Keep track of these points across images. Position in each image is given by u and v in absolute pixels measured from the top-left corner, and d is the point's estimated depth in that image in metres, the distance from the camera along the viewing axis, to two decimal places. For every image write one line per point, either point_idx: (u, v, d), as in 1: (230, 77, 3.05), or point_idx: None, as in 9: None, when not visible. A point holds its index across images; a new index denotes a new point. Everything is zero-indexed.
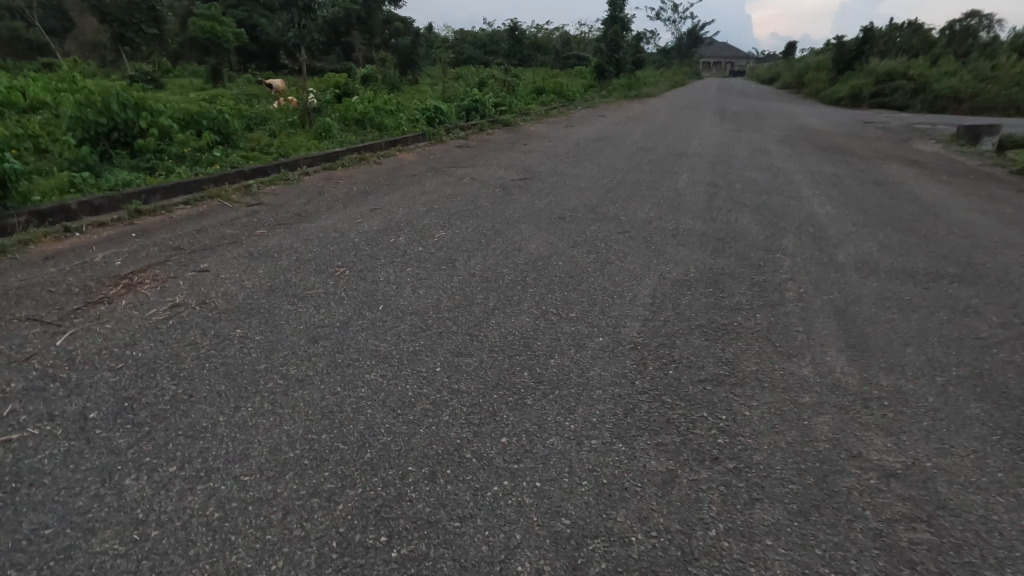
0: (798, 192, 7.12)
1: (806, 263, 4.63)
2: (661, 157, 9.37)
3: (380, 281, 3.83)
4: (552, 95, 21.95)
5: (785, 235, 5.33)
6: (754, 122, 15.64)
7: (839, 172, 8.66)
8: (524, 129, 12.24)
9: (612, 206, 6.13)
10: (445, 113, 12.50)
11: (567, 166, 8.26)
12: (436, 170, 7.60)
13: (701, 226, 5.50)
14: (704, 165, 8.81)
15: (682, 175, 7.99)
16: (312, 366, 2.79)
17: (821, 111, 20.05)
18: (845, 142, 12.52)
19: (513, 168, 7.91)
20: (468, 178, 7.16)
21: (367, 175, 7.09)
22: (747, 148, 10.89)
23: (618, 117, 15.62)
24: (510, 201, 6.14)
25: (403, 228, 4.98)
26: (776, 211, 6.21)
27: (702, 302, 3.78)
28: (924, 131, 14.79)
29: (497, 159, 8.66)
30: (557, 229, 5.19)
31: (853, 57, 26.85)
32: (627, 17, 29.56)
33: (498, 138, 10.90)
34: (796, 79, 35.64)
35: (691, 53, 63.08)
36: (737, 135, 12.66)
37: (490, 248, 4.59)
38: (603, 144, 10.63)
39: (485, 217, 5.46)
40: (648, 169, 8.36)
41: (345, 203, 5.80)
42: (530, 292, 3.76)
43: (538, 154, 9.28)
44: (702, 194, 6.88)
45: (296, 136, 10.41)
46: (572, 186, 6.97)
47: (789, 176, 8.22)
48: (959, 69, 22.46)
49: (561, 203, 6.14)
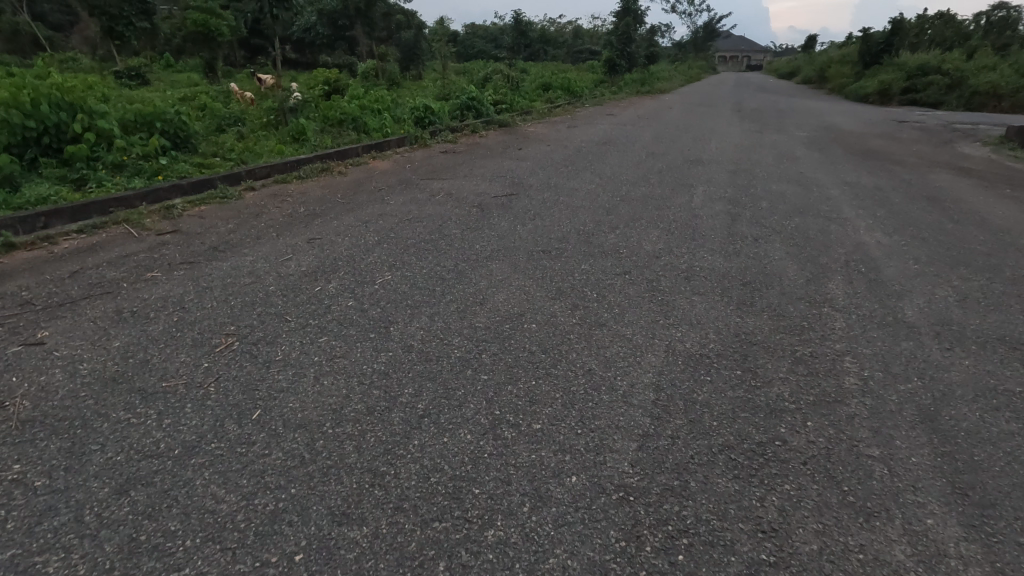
0: (839, 213, 5.93)
1: (862, 324, 3.48)
2: (675, 166, 8.16)
3: (276, 362, 2.77)
4: (559, 91, 20.71)
5: (830, 278, 4.18)
6: (777, 121, 14.32)
7: (882, 184, 7.43)
8: (522, 131, 11.10)
9: (610, 233, 4.99)
10: (434, 113, 11.38)
11: (564, 177, 7.10)
12: (409, 183, 6.51)
13: (723, 265, 4.35)
14: (724, 176, 7.59)
15: (698, 189, 6.79)
16: (94, 550, 1.72)
17: (848, 109, 18.62)
18: (881, 145, 11.21)
19: (499, 180, 6.79)
20: (444, 193, 6.07)
21: (324, 190, 6.03)
22: (771, 153, 9.65)
23: (628, 116, 14.38)
24: (486, 226, 5.05)
25: (342, 269, 3.94)
26: (815, 240, 5.04)
27: (726, 398, 2.67)
28: (966, 132, 13.42)
29: (484, 168, 7.53)
30: (537, 268, 4.11)
31: (881, 51, 25.27)
32: (640, 9, 28.15)
33: (491, 142, 9.76)
34: (818, 74, 34.07)
35: (707, 47, 61.33)
36: (759, 138, 11.38)
37: (446, 298, 3.55)
38: (609, 149, 9.42)
39: (451, 250, 4.39)
40: (659, 181, 7.16)
41: (283, 228, 4.74)
42: (482, 382, 2.67)
43: (533, 161, 8.14)
44: (722, 216, 5.71)
45: (265, 139, 9.36)
46: (565, 205, 5.82)
47: (825, 189, 7.01)
48: (998, 63, 20.89)
49: (549, 228, 5.03)
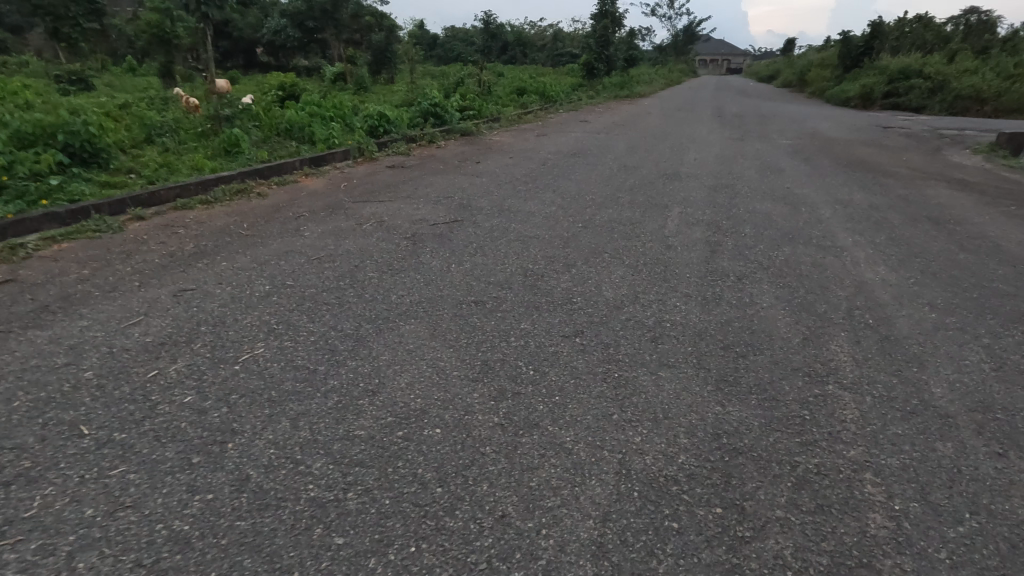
0: (833, 241, 5.14)
1: (880, 411, 2.63)
2: (650, 181, 7.33)
3: (23, 522, 1.83)
4: (534, 96, 19.86)
5: (831, 336, 3.35)
6: (758, 128, 13.64)
7: (878, 202, 6.66)
8: (485, 140, 10.22)
9: (565, 274, 4.11)
10: (390, 122, 10.42)
11: (522, 197, 6.22)
12: (337, 207, 5.58)
13: (699, 319, 3.50)
14: (703, 193, 6.77)
15: (674, 210, 5.95)
16: None
17: (831, 114, 18.08)
18: (869, 154, 10.53)
19: (446, 202, 5.88)
20: (374, 221, 5.16)
21: (231, 217, 5.08)
22: (752, 164, 8.89)
23: (602, 123, 13.59)
24: (414, 265, 4.14)
25: (203, 337, 3.01)
26: (810, 278, 4.21)
27: (702, 567, 1.80)
28: (955, 139, 12.84)
29: (431, 186, 6.60)
30: (464, 329, 3.22)
31: (861, 54, 24.87)
32: (618, 12, 27.44)
33: (448, 154, 8.85)
34: (797, 77, 33.75)
35: (688, 51, 61.15)
36: (740, 147, 10.64)
37: (328, 384, 2.63)
38: (578, 160, 8.57)
39: (359, 303, 3.47)
40: (630, 200, 6.32)
41: (154, 275, 3.80)
42: (332, 554, 1.76)
43: (489, 176, 7.22)
44: (699, 246, 4.87)
45: (192, 152, 8.34)
46: (516, 235, 4.92)
47: (813, 209, 6.25)
48: (980, 67, 20.52)
49: (490, 268, 4.13)
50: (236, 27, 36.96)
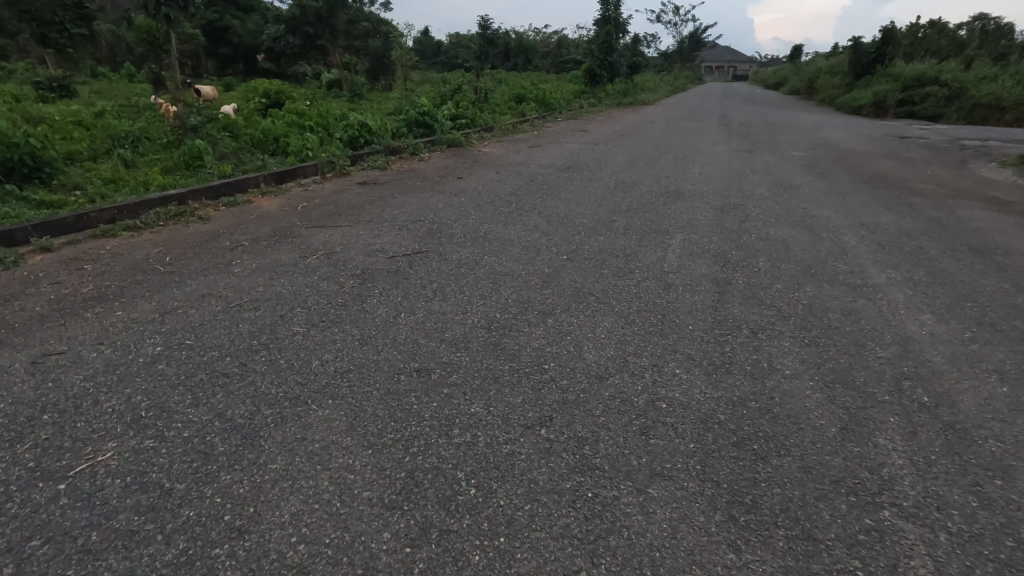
0: (863, 278, 4.36)
1: (964, 564, 1.85)
2: (650, 200, 6.56)
3: None
4: (532, 103, 19.14)
5: (877, 425, 2.58)
6: (768, 139, 12.89)
7: (909, 226, 5.86)
8: (474, 152, 9.51)
9: (540, 327, 3.35)
10: (372, 132, 9.71)
11: (502, 221, 5.46)
12: (287, 234, 4.84)
13: (704, 397, 2.73)
14: (709, 216, 5.98)
15: (676, 238, 5.18)
16: None
17: (843, 123, 17.29)
18: (890, 168, 9.75)
19: (414, 227, 5.13)
20: (323, 253, 4.42)
21: (157, 248, 4.35)
22: (763, 180, 8.11)
23: (602, 133, 12.86)
24: (355, 315, 3.39)
25: (42, 431, 2.26)
26: (841, 333, 3.43)
27: None
28: (979, 151, 12.05)
29: (402, 207, 5.86)
30: (396, 415, 2.46)
31: (872, 61, 24.05)
32: (621, 19, 26.74)
33: (430, 167, 8.12)
34: (806, 84, 33.00)
35: (693, 58, 60.55)
36: (749, 160, 9.87)
37: (181, 519, 1.87)
38: (572, 175, 7.81)
39: (270, 375, 2.72)
40: (627, 224, 5.55)
41: (27, 329, 3.06)
42: None
43: (470, 194, 6.48)
44: (705, 286, 4.09)
45: (150, 165, 7.65)
46: (487, 272, 4.16)
47: (836, 235, 5.47)
48: (998, 74, 19.72)
49: (448, 319, 3.38)
50: (235, 33, 36.63)
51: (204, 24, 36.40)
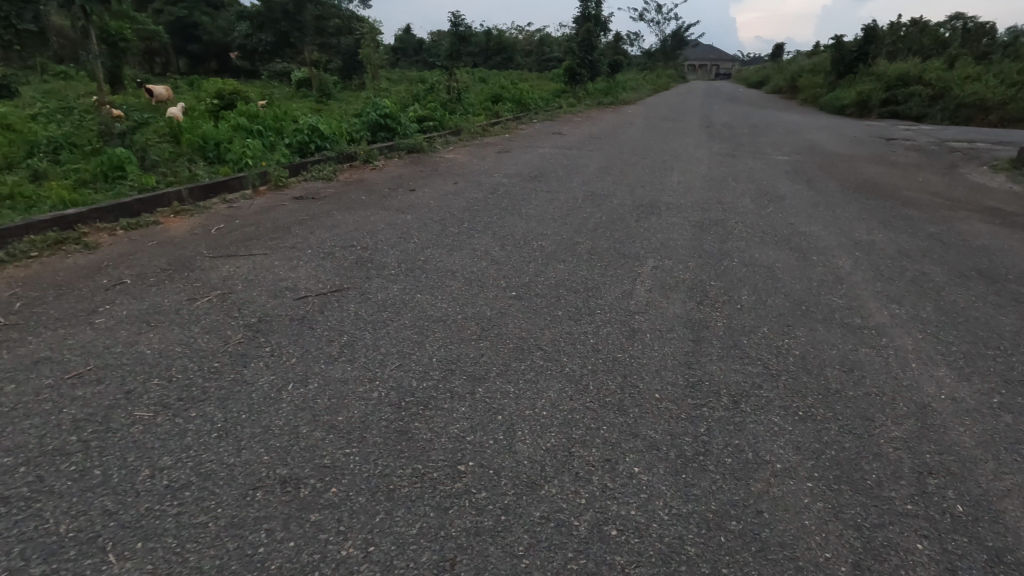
0: (863, 317, 3.70)
1: None
2: (622, 217, 5.86)
3: None
4: (508, 104, 18.40)
5: (901, 558, 1.89)
6: (752, 142, 12.30)
7: (908, 245, 5.25)
8: (436, 159, 8.76)
9: (467, 399, 2.64)
10: (325, 137, 8.92)
11: (447, 246, 4.74)
12: (183, 267, 4.05)
13: (669, 516, 2.02)
14: (686, 236, 5.32)
15: (646, 265, 4.49)
16: None
17: (827, 123, 16.79)
18: (879, 174, 9.19)
19: (341, 256, 4.38)
20: (219, 292, 3.64)
21: (14, 289, 3.56)
22: (746, 189, 7.47)
23: (578, 136, 12.18)
24: (231, 386, 2.65)
25: None
26: (842, 398, 2.78)
27: None
28: (969, 154, 11.56)
29: (336, 228, 5.09)
30: (232, 567, 1.73)
31: (855, 60, 23.64)
32: (602, 17, 26.04)
33: (382, 177, 7.36)
34: (788, 83, 32.68)
35: (676, 56, 60.25)
36: (732, 166, 9.24)
37: None
38: (538, 186, 7.09)
39: (72, 495, 1.97)
40: (592, 247, 4.85)
41: None
42: None
43: (419, 211, 5.74)
44: (678, 332, 3.41)
45: (63, 177, 6.78)
46: (416, 316, 3.45)
47: (827, 259, 4.83)
48: (982, 73, 19.41)
49: (348, 391, 2.64)
50: (205, 30, 35.34)
51: (172, 20, 35.06)
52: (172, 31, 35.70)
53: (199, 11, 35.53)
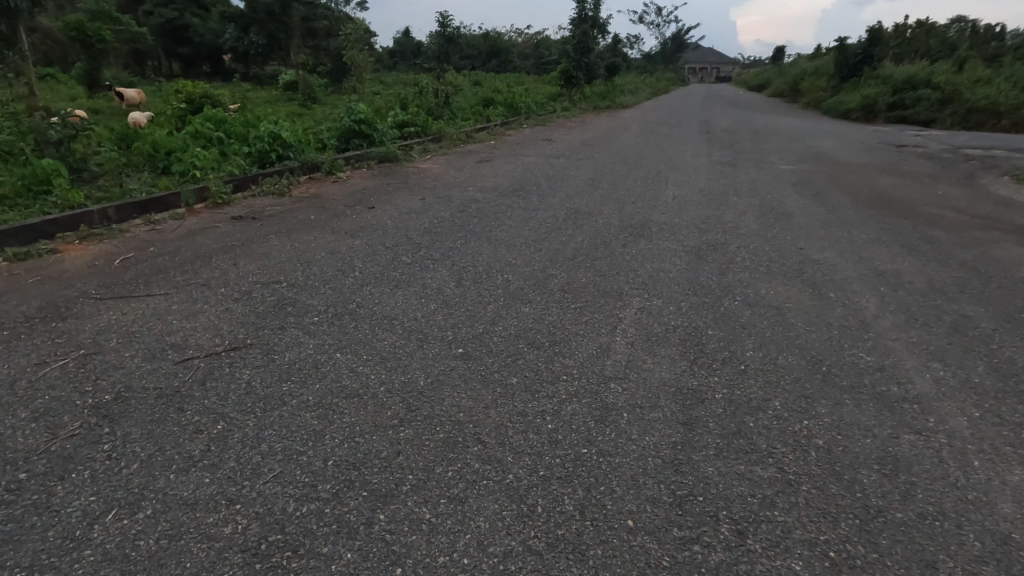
0: (899, 384, 2.94)
1: None
2: (605, 241, 5.09)
3: None
4: (499, 108, 17.64)
5: None
6: (754, 149, 11.54)
7: (939, 277, 4.48)
8: (409, 169, 8.02)
9: (360, 534, 1.88)
10: (288, 145, 8.17)
11: (393, 281, 3.98)
12: (55, 313, 3.28)
13: None
14: (679, 266, 4.55)
15: (629, 309, 3.72)
16: None
17: (833, 129, 16.04)
18: (894, 185, 8.42)
19: (259, 297, 3.61)
20: (82, 352, 2.87)
21: None
22: (747, 205, 6.71)
23: (569, 143, 11.43)
24: (25, 517, 1.87)
25: None
26: (886, 526, 2.01)
27: None
28: (987, 162, 10.81)
29: (266, 257, 4.32)
30: None
31: (859, 62, 22.90)
32: (600, 18, 25.27)
33: (341, 192, 6.59)
34: (790, 87, 31.98)
35: (676, 59, 59.55)
36: (733, 177, 8.48)
37: None
38: (514, 202, 6.33)
39: None
40: (567, 282, 4.09)
41: None
42: None
43: (371, 234, 4.98)
44: (662, 411, 2.64)
45: None
46: (325, 387, 2.68)
47: (846, 297, 4.07)
48: (992, 76, 18.68)
49: (192, 523, 1.88)
50: (195, 32, 34.60)
51: (161, 22, 34.36)
52: (162, 33, 35.00)
53: (190, 14, 34.86)
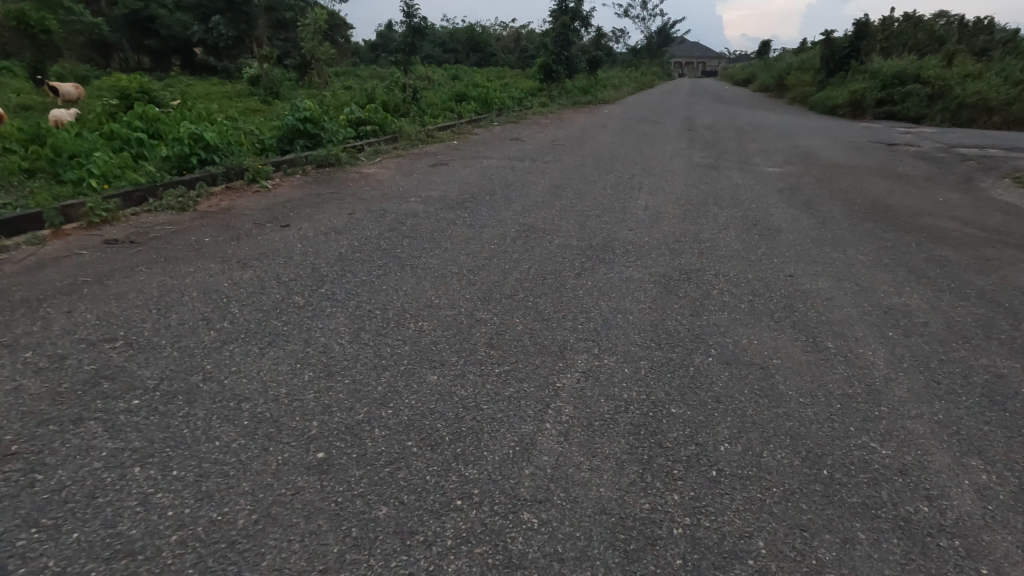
0: (932, 501, 2.10)
1: None
2: (556, 270, 4.23)
3: None
4: (471, 104, 16.67)
5: None
6: (738, 150, 10.75)
7: (958, 316, 3.67)
8: (350, 175, 7.09)
9: None
10: (212, 148, 7.19)
11: (270, 335, 3.07)
12: None
13: None
14: (642, 305, 3.70)
15: (571, 374, 2.86)
16: None
17: (821, 126, 15.31)
18: (890, 191, 7.65)
19: (75, 365, 2.70)
20: None
21: None
22: (728, 218, 5.88)
23: (540, 143, 10.56)
24: None
25: None
26: None
27: None
28: (985, 163, 10.09)
29: (117, 300, 3.40)
30: None
31: (846, 56, 22.23)
32: (581, 10, 24.35)
33: (257, 205, 5.64)
34: (775, 81, 31.34)
35: (662, 53, 58.80)
36: (714, 183, 7.66)
37: None
38: (459, 217, 5.43)
39: None
40: (497, 333, 3.23)
41: None
42: None
43: (269, 264, 4.06)
44: (591, 570, 1.78)
45: None
46: (87, 537, 1.78)
47: (846, 348, 3.24)
48: (983, 71, 18.07)
49: None
50: (161, 24, 33.09)
51: (125, 13, 32.86)
52: (127, 24, 33.50)
53: (156, 4, 33.39)
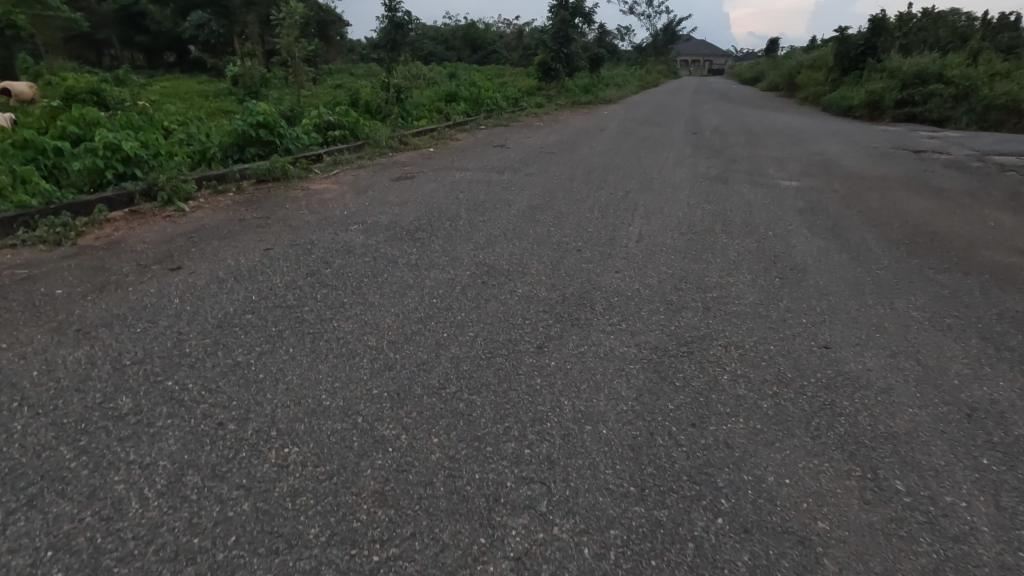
0: None
1: None
2: (508, 339, 3.16)
3: None
4: (460, 104, 15.57)
5: None
6: (748, 158, 9.62)
7: None
8: (293, 193, 6.04)
9: None
10: (133, 162, 6.16)
11: (42, 480, 2.00)
12: None
13: None
14: (621, 406, 2.62)
15: (496, 565, 1.78)
16: None
17: (837, 130, 14.16)
18: (929, 211, 6.53)
19: None
20: None
21: None
22: (740, 252, 4.78)
23: (528, 150, 9.48)
24: None
25: None
26: None
27: None
28: None
29: None
30: None
31: (862, 53, 21.01)
32: (581, 6, 23.28)
33: (158, 235, 4.59)
34: (785, 80, 30.12)
35: (668, 51, 57.52)
36: (721, 201, 6.56)
37: None
38: (403, 253, 4.37)
39: None
40: (398, 470, 2.15)
41: None
42: None
43: (117, 334, 2.99)
44: None
45: None
46: None
47: (924, 495, 2.16)
48: (1011, 70, 16.85)
49: None
50: (152, 20, 32.14)
51: (114, 9, 31.89)
52: (117, 19, 32.55)
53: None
